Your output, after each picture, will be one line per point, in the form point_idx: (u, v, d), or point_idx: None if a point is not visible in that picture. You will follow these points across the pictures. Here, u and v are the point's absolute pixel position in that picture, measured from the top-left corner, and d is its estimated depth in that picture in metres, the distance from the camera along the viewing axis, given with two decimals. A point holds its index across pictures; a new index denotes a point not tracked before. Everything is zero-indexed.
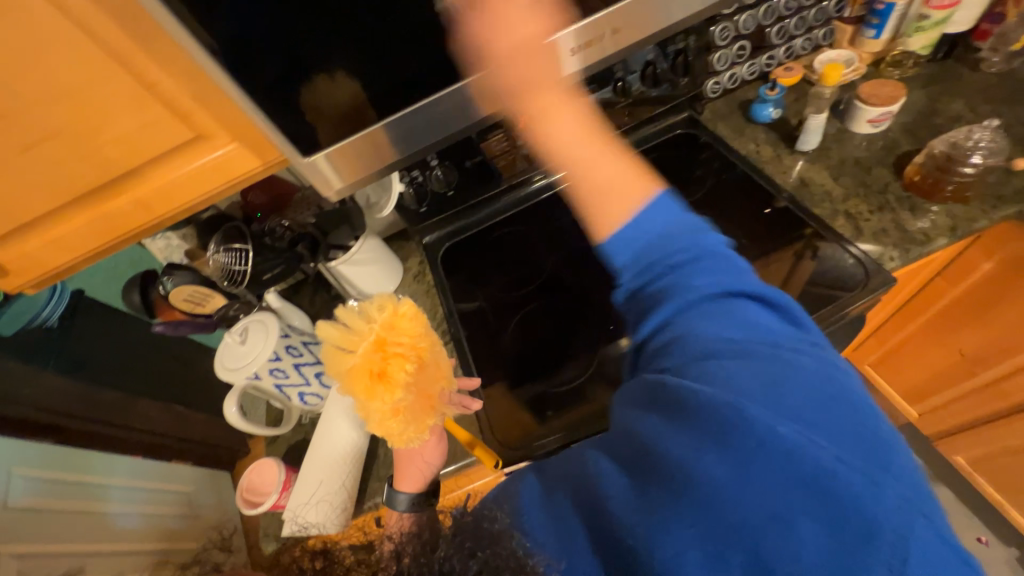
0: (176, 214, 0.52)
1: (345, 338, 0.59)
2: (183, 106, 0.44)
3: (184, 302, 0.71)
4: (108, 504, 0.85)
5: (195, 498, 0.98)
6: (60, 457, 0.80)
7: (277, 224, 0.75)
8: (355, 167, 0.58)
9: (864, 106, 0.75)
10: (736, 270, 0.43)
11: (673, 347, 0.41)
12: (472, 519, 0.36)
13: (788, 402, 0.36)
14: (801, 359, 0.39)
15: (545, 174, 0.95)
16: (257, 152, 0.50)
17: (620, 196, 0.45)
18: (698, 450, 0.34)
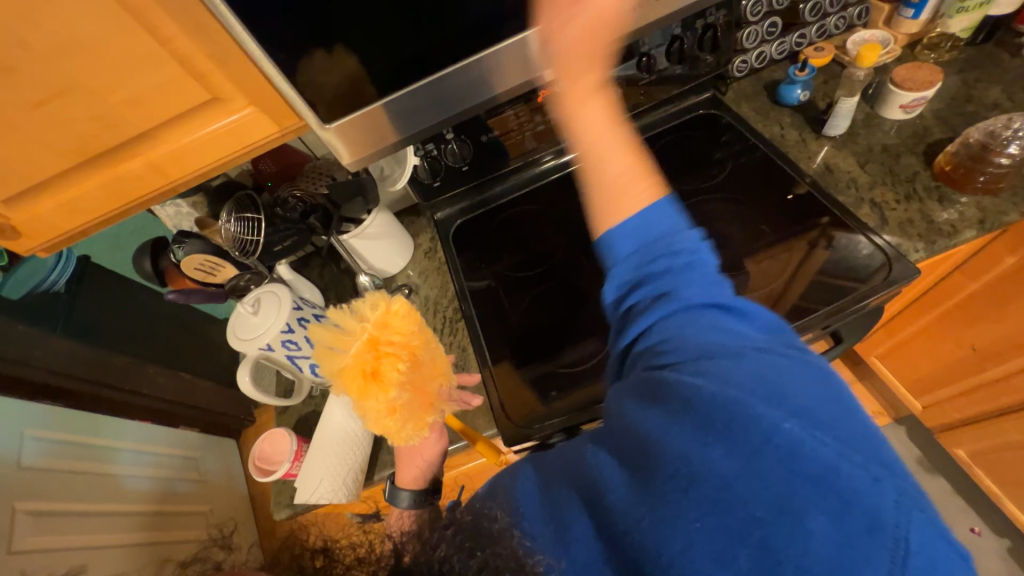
0: (190, 179, 0.50)
1: (336, 338, 0.60)
2: (198, 64, 0.42)
3: (195, 271, 0.70)
4: (118, 466, 0.88)
5: (201, 463, 1.03)
6: (72, 420, 0.82)
7: (288, 195, 0.72)
8: (359, 146, 0.57)
9: (897, 90, 0.72)
10: (719, 279, 0.46)
11: (667, 348, 0.43)
12: (472, 521, 0.41)
13: (789, 400, 0.36)
14: (796, 359, 0.40)
15: (555, 154, 0.94)
16: (273, 117, 0.48)
17: (641, 191, 0.48)
18: (702, 444, 0.35)
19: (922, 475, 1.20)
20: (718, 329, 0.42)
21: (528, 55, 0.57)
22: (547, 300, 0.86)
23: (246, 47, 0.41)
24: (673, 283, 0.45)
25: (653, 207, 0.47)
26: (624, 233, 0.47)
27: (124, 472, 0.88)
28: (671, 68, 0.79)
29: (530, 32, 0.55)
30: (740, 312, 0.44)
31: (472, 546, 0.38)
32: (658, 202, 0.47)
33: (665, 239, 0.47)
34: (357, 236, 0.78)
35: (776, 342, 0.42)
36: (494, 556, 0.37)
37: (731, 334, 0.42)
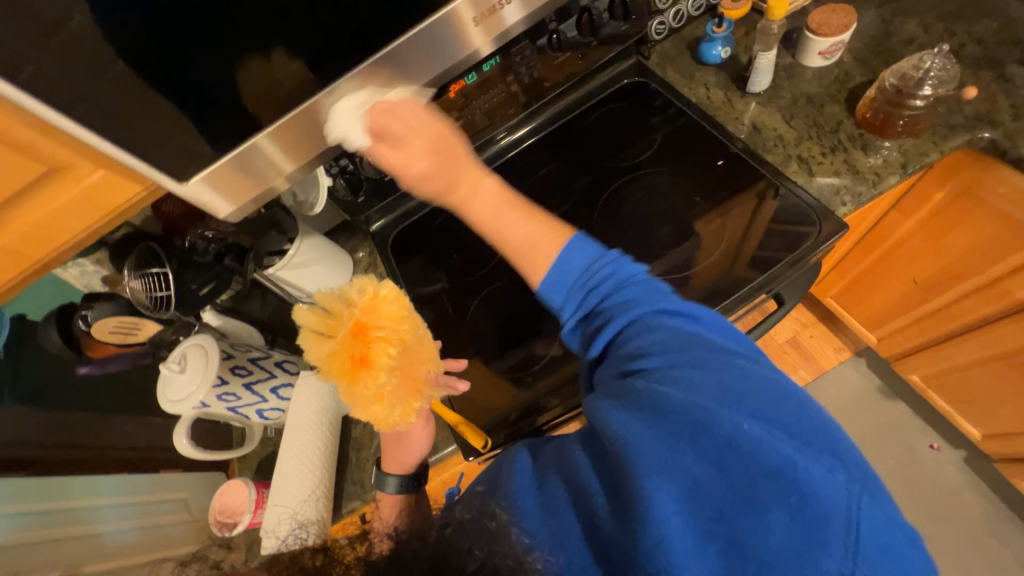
0: (60, 254, 0.45)
1: (320, 324, 0.56)
2: (19, 136, 0.36)
3: (111, 334, 0.66)
4: (100, 524, 0.80)
5: (194, 502, 0.93)
6: (40, 487, 0.75)
7: (194, 240, 0.67)
8: (301, 148, 0.49)
9: (813, 37, 0.70)
10: (667, 293, 0.47)
11: (631, 361, 0.43)
12: (470, 519, 0.38)
13: (748, 402, 0.37)
14: (744, 356, 0.42)
15: (508, 129, 0.85)
16: (130, 177, 0.43)
17: (547, 245, 0.48)
18: (675, 452, 0.36)
19: (882, 401, 1.26)
20: (674, 336, 0.43)
21: (455, 33, 0.48)
22: (497, 299, 0.84)
23: (56, 116, 0.36)
24: (634, 301, 0.45)
25: (573, 248, 0.48)
26: (559, 277, 0.47)
27: (108, 529, 0.80)
28: (586, 40, 0.75)
29: (456, 3, 0.46)
30: (693, 316, 0.45)
31: (471, 547, 0.36)
32: (576, 242, 0.48)
33: (615, 265, 0.47)
34: (285, 267, 0.73)
35: (727, 341, 0.44)
36: (494, 554, 0.35)
37: (688, 340, 0.43)
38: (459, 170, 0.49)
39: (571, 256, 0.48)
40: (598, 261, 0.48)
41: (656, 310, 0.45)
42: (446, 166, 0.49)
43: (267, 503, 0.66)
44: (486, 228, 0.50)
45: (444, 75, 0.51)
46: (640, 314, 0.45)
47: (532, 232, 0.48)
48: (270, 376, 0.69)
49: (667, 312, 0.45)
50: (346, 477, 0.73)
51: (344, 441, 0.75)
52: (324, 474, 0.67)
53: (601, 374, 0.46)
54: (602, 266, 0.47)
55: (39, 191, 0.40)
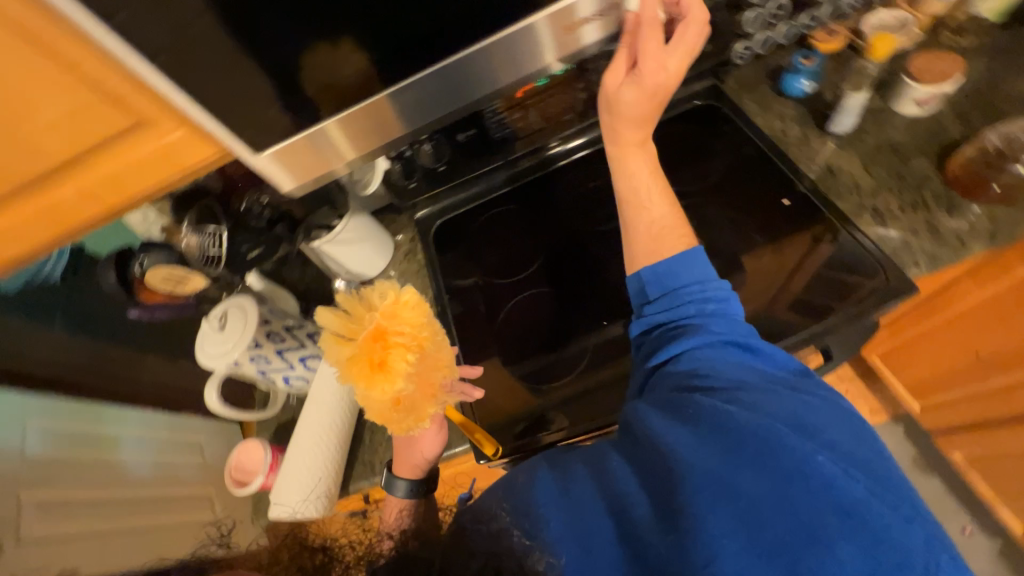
0: (130, 203, 0.47)
1: (344, 326, 0.57)
2: (115, 89, 0.37)
3: (161, 283, 0.67)
4: (121, 451, 0.86)
5: (207, 447, 1.00)
6: (73, 410, 0.82)
7: (249, 204, 0.70)
8: (363, 141, 0.50)
9: (911, 83, 0.65)
10: (747, 325, 0.49)
11: (702, 375, 0.45)
12: (471, 518, 0.40)
13: (817, 436, 0.38)
14: (818, 395, 0.43)
15: (562, 139, 0.87)
16: (207, 142, 0.43)
17: (672, 240, 0.56)
18: (737, 468, 0.36)
19: (916, 473, 1.18)
20: (744, 364, 0.45)
21: (533, 44, 0.46)
22: (530, 304, 0.83)
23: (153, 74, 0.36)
24: (715, 324, 0.49)
25: (686, 258, 0.53)
26: (664, 279, 0.53)
27: (129, 459, 0.86)
28: None
29: (537, 17, 0.44)
30: (767, 351, 0.48)
31: (470, 547, 0.37)
32: (692, 253, 0.54)
33: (708, 284, 0.52)
34: (330, 242, 0.73)
35: (800, 380, 0.45)
36: (495, 557, 0.37)
37: (760, 371, 0.45)
38: (633, 135, 0.60)
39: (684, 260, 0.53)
40: (701, 276, 0.53)
41: (736, 336, 0.48)
42: (643, 116, 0.59)
43: (280, 467, 0.68)
44: (639, 189, 0.60)
45: (520, 79, 0.49)
46: (719, 334, 0.48)
47: (661, 224, 0.57)
48: (301, 346, 0.70)
49: (744, 341, 0.48)
50: (358, 456, 0.74)
51: (360, 420, 0.75)
52: (336, 449, 0.69)
53: (663, 387, 0.48)
54: (701, 285, 0.52)
55: (123, 142, 0.41)
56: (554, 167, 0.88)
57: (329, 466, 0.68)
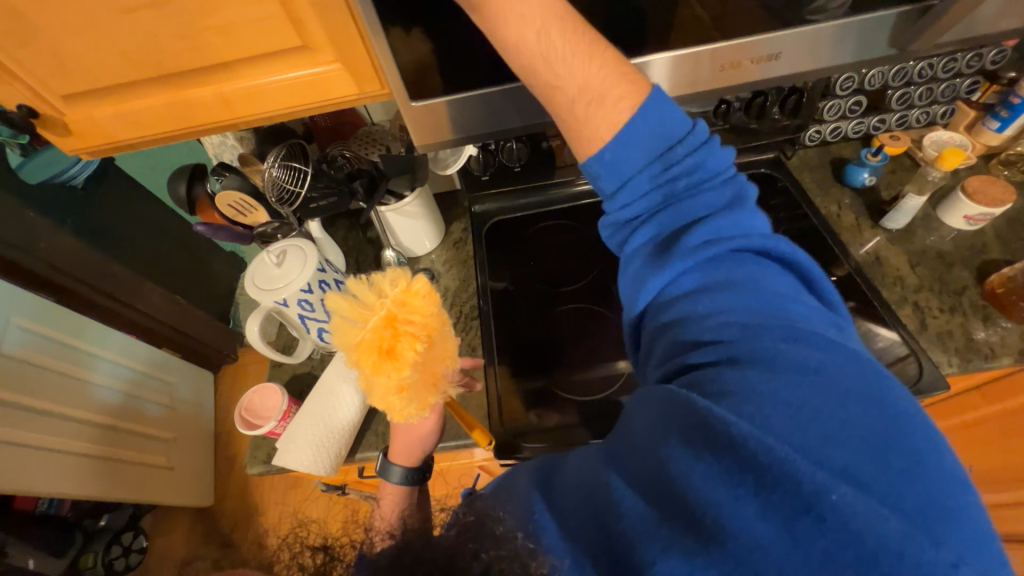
0: (254, 119, 0.48)
1: (354, 310, 0.51)
2: (301, 11, 0.39)
3: (228, 208, 0.68)
4: (92, 372, 1.04)
5: (178, 392, 1.21)
6: (58, 318, 0.97)
7: (340, 154, 0.71)
8: (437, 130, 0.51)
9: (965, 200, 0.71)
10: (749, 236, 0.38)
11: (692, 332, 0.36)
12: (472, 518, 0.32)
13: (838, 446, 0.28)
14: (840, 351, 0.32)
15: None
16: (358, 81, 0.45)
17: (615, 104, 0.39)
18: (734, 493, 0.27)
19: None
20: (744, 297, 0.35)
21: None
22: (567, 318, 0.84)
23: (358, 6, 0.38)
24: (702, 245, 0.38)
25: (646, 112, 0.39)
26: (620, 158, 0.40)
27: (97, 381, 1.05)
28: (748, 122, 0.78)
29: None
30: (772, 272, 0.37)
31: (474, 545, 0.30)
32: (652, 99, 0.39)
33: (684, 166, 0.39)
34: (395, 211, 0.77)
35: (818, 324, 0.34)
36: (499, 562, 0.29)
37: (764, 313, 0.35)
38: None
39: (647, 120, 0.39)
40: (675, 141, 0.40)
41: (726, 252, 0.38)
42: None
43: (294, 418, 0.66)
44: (546, 56, 0.39)
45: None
46: (706, 255, 0.38)
47: (598, 80, 0.39)
48: None
49: (739, 252, 0.38)
50: (369, 427, 0.69)
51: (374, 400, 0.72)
52: (348, 413, 0.65)
53: (658, 347, 0.39)
54: (662, 160, 0.39)
55: (281, 61, 0.43)
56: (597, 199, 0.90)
57: (338, 435, 0.65)
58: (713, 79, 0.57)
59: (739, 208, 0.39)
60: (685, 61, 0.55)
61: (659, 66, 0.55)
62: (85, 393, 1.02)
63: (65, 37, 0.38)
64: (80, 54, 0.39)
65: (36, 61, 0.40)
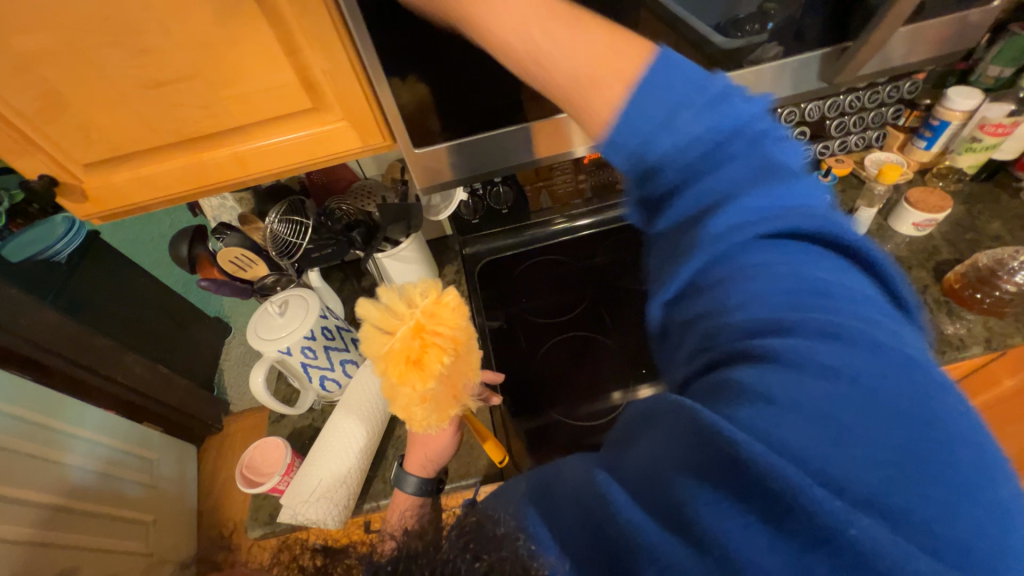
0: (262, 176, 0.52)
1: (384, 319, 0.52)
2: (313, 78, 0.44)
3: (228, 264, 0.70)
4: (66, 454, 0.94)
5: (158, 468, 1.08)
6: (30, 396, 0.90)
7: (340, 207, 0.74)
8: (435, 174, 0.56)
9: (910, 209, 0.79)
10: (789, 205, 0.30)
11: (714, 341, 0.29)
12: (475, 519, 0.31)
13: (870, 467, 0.22)
14: (891, 352, 0.26)
15: (567, 218, 0.96)
16: (362, 134, 0.50)
17: (609, 82, 0.35)
18: (742, 520, 0.23)
19: None
20: (773, 285, 0.28)
21: None
22: (564, 349, 0.86)
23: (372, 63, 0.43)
24: (732, 231, 0.30)
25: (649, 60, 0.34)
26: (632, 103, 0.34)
27: (72, 462, 0.94)
28: None
29: None
30: (824, 255, 0.30)
31: (474, 545, 0.29)
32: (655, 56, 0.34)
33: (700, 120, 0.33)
34: (391, 257, 0.76)
35: (870, 310, 0.27)
36: (500, 564, 0.27)
37: (797, 301, 0.28)
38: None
39: (653, 73, 0.34)
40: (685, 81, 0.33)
41: (764, 236, 0.30)
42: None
43: (297, 472, 0.64)
44: (531, 48, 0.37)
45: (554, 158, 0.60)
46: (736, 243, 0.30)
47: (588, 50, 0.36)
48: (347, 349, 0.70)
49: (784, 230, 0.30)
50: (376, 474, 0.68)
51: (385, 436, 0.71)
52: (361, 458, 0.64)
53: (675, 338, 0.33)
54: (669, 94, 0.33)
55: (294, 121, 0.47)
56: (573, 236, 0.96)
57: (343, 484, 0.62)
58: None
59: (777, 176, 0.31)
60: None
61: None
62: (59, 476, 0.91)
63: (94, 112, 0.42)
64: (105, 125, 0.43)
65: (63, 135, 0.43)
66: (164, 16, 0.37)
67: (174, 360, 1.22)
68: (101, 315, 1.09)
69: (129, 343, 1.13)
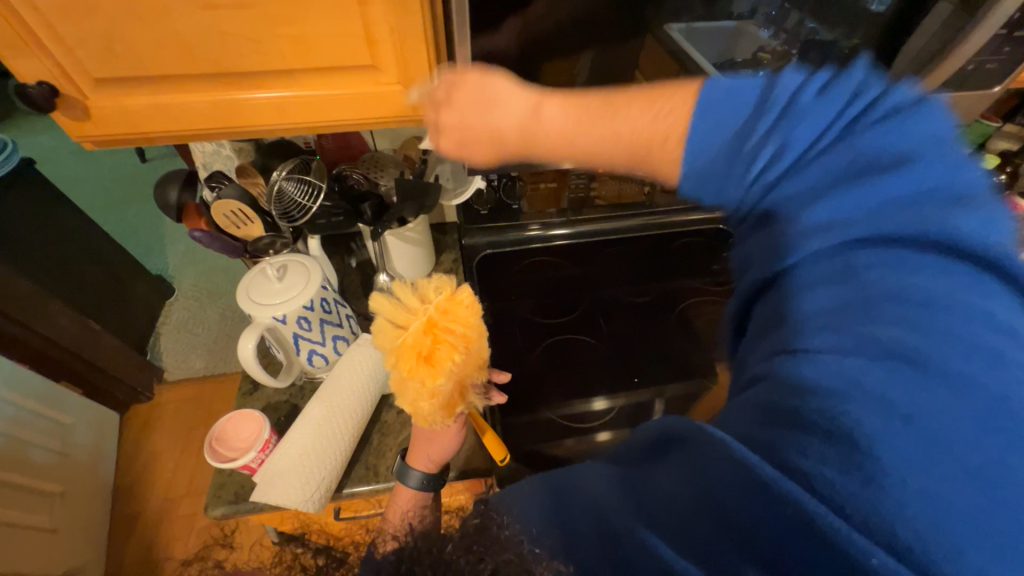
0: (297, 128, 0.49)
1: (397, 314, 0.51)
2: (378, 35, 0.42)
3: (222, 217, 0.64)
4: None
5: (70, 434, 0.95)
6: None
7: (351, 175, 0.70)
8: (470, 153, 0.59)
9: None
10: (880, 210, 0.26)
11: (783, 354, 0.27)
12: (478, 520, 0.30)
13: (924, 515, 0.19)
14: (980, 391, 0.22)
15: (541, 226, 0.98)
16: (415, 102, 0.48)
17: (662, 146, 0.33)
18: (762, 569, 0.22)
19: None
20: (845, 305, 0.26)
21: None
22: (560, 351, 0.86)
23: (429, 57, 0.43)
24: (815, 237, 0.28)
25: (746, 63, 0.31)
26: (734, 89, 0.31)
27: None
28: None
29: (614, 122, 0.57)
30: (921, 269, 0.25)
31: (477, 547, 0.28)
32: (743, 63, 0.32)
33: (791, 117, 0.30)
34: (395, 235, 0.75)
35: (974, 340, 0.23)
36: (502, 566, 0.27)
37: (876, 322, 0.24)
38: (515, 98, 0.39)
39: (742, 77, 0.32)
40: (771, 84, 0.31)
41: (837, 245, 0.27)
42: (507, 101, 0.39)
43: (275, 450, 0.59)
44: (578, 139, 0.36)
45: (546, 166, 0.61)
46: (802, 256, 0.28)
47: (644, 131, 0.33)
48: (341, 325, 0.66)
49: (872, 236, 0.26)
50: (358, 459, 0.65)
51: (372, 422, 0.68)
52: (343, 443, 0.60)
53: (745, 349, 0.31)
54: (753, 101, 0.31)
55: (347, 75, 0.45)
56: (554, 241, 0.98)
57: (330, 468, 0.59)
58: None
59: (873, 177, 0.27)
60: None
61: None
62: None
63: (127, 23, 0.38)
64: (138, 37, 0.39)
65: (78, 40, 0.39)
66: None
67: (108, 316, 1.10)
68: (32, 255, 0.95)
69: (64, 293, 1.00)
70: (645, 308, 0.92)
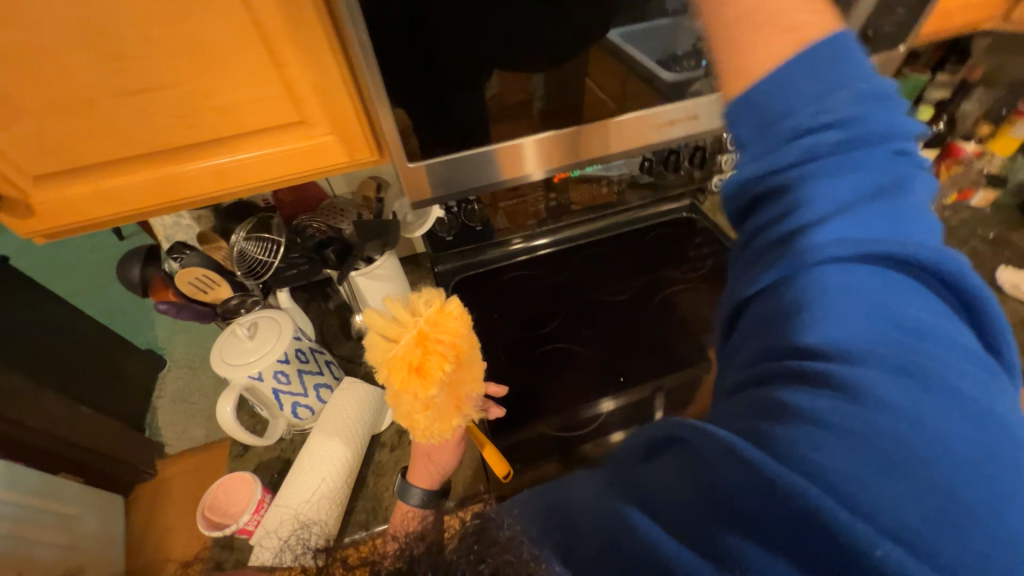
0: (239, 191, 0.51)
1: (390, 328, 0.51)
2: (299, 91, 0.45)
3: (187, 285, 0.65)
4: None
5: (77, 522, 0.93)
6: None
7: (310, 226, 0.71)
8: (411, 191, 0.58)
9: None
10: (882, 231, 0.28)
11: (803, 359, 0.27)
12: (478, 522, 0.32)
13: (927, 516, 0.21)
14: (984, 412, 0.24)
15: (524, 239, 1.01)
16: (349, 148, 0.51)
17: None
18: (768, 556, 0.23)
19: None
20: (863, 319, 0.27)
21: (572, 143, 0.61)
22: (546, 359, 0.86)
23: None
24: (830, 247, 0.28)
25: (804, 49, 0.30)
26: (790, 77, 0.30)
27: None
28: (638, 177, 0.95)
29: (575, 126, 0.59)
30: (918, 297, 0.27)
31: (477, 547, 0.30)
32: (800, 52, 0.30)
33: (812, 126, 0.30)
34: (364, 274, 0.72)
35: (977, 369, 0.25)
36: (504, 566, 0.28)
37: (893, 340, 0.26)
38: None
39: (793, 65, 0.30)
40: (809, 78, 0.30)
41: (837, 260, 0.28)
42: None
43: (269, 510, 0.58)
44: None
45: (511, 182, 0.62)
46: (814, 264, 0.29)
47: None
48: (321, 372, 0.67)
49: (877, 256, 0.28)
50: (359, 497, 0.65)
51: (365, 461, 0.68)
52: (344, 478, 0.61)
53: (737, 346, 0.32)
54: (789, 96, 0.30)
55: (278, 134, 0.48)
56: (535, 253, 1.01)
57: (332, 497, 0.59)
58: (626, 142, 0.63)
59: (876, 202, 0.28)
60: (597, 132, 0.60)
61: (581, 135, 0.60)
62: None
63: (58, 121, 0.41)
64: (72, 132, 0.42)
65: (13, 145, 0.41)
66: (152, 28, 0.38)
67: None
68: None
69: None
70: (624, 305, 0.93)
